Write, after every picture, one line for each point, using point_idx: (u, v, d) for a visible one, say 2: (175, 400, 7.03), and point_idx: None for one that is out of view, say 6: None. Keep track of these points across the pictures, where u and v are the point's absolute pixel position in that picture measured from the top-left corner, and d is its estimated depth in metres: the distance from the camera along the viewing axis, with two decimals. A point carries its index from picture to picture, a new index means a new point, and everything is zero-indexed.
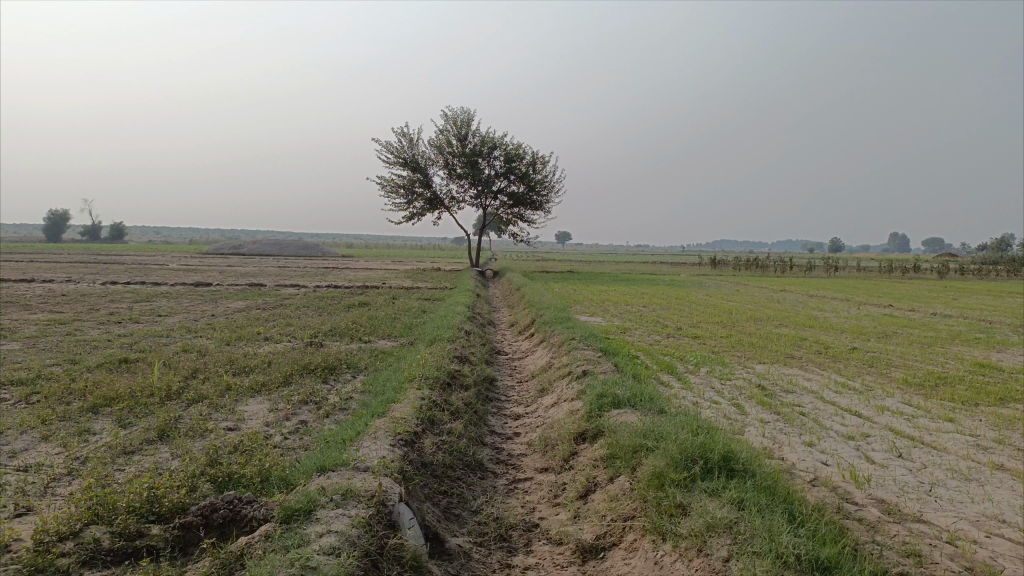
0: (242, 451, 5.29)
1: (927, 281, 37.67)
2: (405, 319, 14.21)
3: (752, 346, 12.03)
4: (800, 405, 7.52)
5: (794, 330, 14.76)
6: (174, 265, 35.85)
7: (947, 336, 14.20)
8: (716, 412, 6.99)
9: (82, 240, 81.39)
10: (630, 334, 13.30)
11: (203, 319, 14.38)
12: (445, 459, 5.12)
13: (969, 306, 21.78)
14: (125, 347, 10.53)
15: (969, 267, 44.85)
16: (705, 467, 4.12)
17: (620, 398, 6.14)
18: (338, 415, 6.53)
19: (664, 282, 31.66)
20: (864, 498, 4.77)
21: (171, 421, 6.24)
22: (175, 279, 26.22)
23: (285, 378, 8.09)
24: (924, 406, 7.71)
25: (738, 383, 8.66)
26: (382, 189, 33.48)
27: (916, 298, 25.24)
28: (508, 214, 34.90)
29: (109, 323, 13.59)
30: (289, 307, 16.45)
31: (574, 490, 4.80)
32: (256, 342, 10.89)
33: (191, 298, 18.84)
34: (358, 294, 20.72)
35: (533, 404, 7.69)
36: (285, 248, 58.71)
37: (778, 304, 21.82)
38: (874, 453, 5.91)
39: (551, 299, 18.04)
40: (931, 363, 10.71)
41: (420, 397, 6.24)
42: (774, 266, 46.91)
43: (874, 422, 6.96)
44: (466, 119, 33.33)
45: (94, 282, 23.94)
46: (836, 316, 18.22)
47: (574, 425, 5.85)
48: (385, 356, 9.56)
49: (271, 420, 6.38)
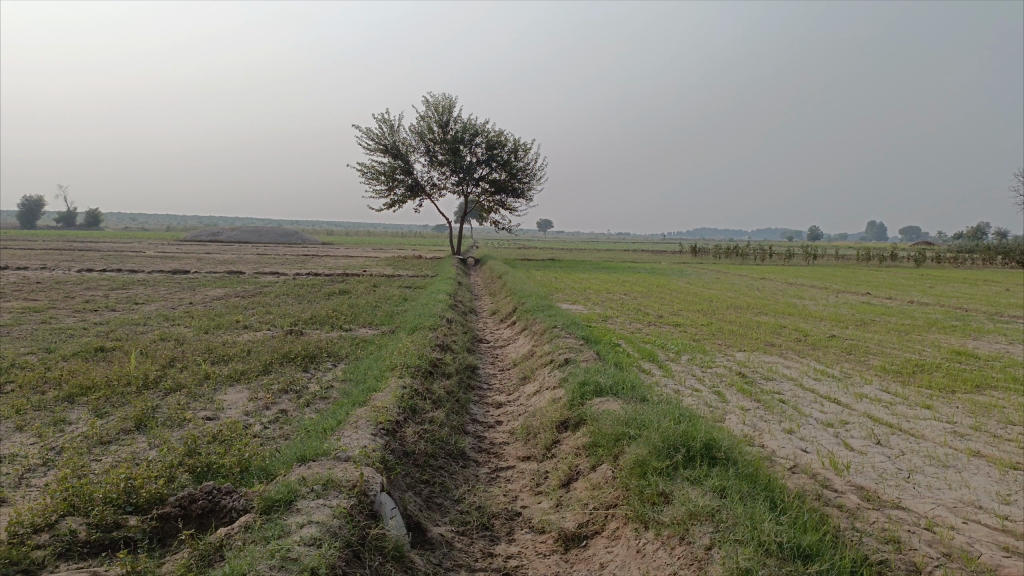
0: (221, 441, 5.23)
1: (905, 269, 38.11)
2: (386, 307, 14.14)
3: (732, 334, 12.11)
4: (779, 392, 7.57)
5: (774, 318, 14.88)
6: (151, 252, 35.41)
7: (924, 324, 14.39)
8: (697, 400, 7.03)
9: (58, 226, 80.19)
10: (612, 322, 13.33)
11: (181, 306, 14.23)
12: (427, 448, 5.10)
13: (946, 294, 22.04)
14: (102, 335, 10.40)
15: (945, 255, 45.43)
16: (688, 455, 4.13)
17: (602, 386, 6.15)
18: (319, 404, 6.49)
19: (645, 270, 31.76)
20: (843, 485, 4.82)
21: (149, 410, 6.16)
22: (152, 266, 25.93)
23: (265, 367, 8.03)
24: (902, 393, 7.80)
25: (719, 370, 8.71)
26: (363, 176, 33.30)
27: (893, 286, 25.52)
28: (489, 202, 34.81)
29: (85, 311, 13.42)
30: (268, 295, 16.32)
31: (556, 478, 4.80)
32: (235, 330, 10.79)
33: (168, 286, 18.62)
34: (338, 281, 20.56)
35: (515, 392, 7.68)
36: (265, 235, 58.33)
37: (758, 291, 21.97)
38: (853, 440, 5.97)
39: (533, 287, 18.04)
40: (909, 351, 10.84)
41: (401, 386, 6.21)
42: (754, 254, 47.27)
43: (852, 409, 7.03)
44: (448, 106, 33.17)
45: (69, 269, 23.63)
46: (815, 304, 18.39)
47: (556, 413, 5.86)
48: (366, 345, 9.51)
49: (250, 409, 6.32)
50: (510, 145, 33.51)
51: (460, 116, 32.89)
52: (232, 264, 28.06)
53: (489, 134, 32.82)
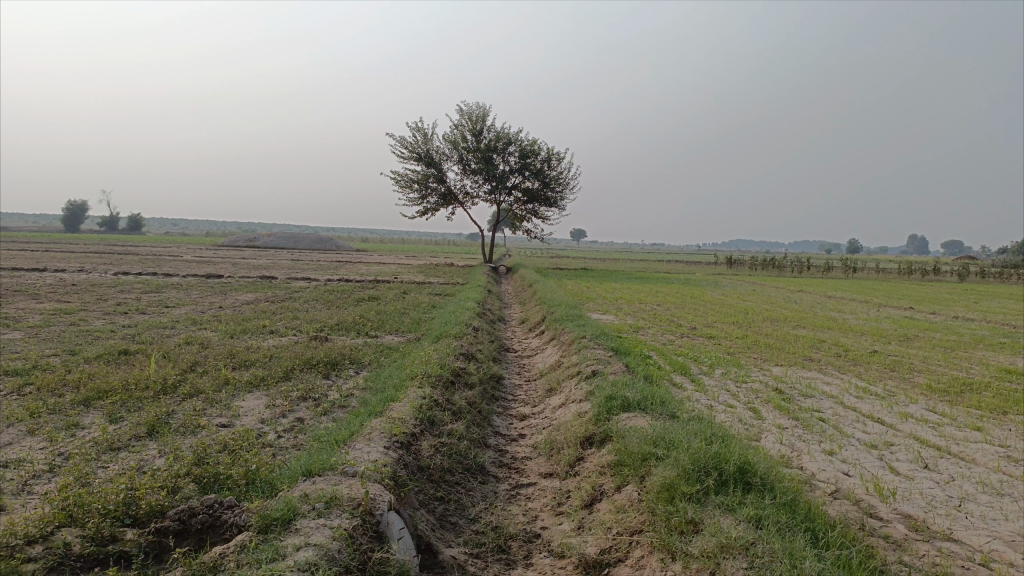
0: (231, 451, 5.05)
1: (948, 284, 37.02)
2: (414, 314, 13.97)
3: (769, 348, 11.68)
4: (819, 410, 7.21)
5: (813, 332, 14.41)
6: (188, 257, 35.77)
7: (970, 340, 13.84)
8: (731, 416, 6.70)
9: (100, 230, 81.90)
10: (644, 333, 12.98)
11: (210, 311, 14.20)
12: (443, 463, 4.86)
13: (993, 310, 21.27)
14: (128, 338, 10.35)
15: (990, 270, 44.13)
16: (721, 478, 3.80)
17: (629, 400, 5.85)
18: (336, 412, 6.29)
19: (680, 281, 31.23)
20: (887, 513, 4.50)
21: (163, 416, 6.01)
22: (186, 270, 26.12)
23: (285, 373, 7.86)
24: (950, 414, 7.37)
25: (755, 386, 8.34)
26: (397, 184, 33.37)
27: (937, 301, 24.71)
28: (522, 211, 34.61)
29: (115, 313, 13.46)
30: (297, 300, 16.24)
31: (578, 499, 4.53)
32: (260, 336, 10.68)
33: (200, 290, 18.69)
34: (369, 288, 20.46)
35: (540, 404, 7.42)
36: (300, 239, 58.85)
37: (795, 304, 21.42)
38: (899, 464, 5.60)
39: (564, 296, 17.76)
40: (956, 369, 10.34)
41: (420, 396, 5.98)
42: (791, 266, 46.42)
43: (898, 430, 6.63)
44: (482, 114, 33.08)
45: (105, 272, 23.91)
46: (855, 318, 17.84)
47: (581, 428, 5.59)
48: (390, 352, 9.31)
49: (266, 417, 6.14)
50: (544, 154, 33.31)
51: (494, 124, 32.76)
52: (265, 269, 28.25)
53: (523, 143, 32.64)
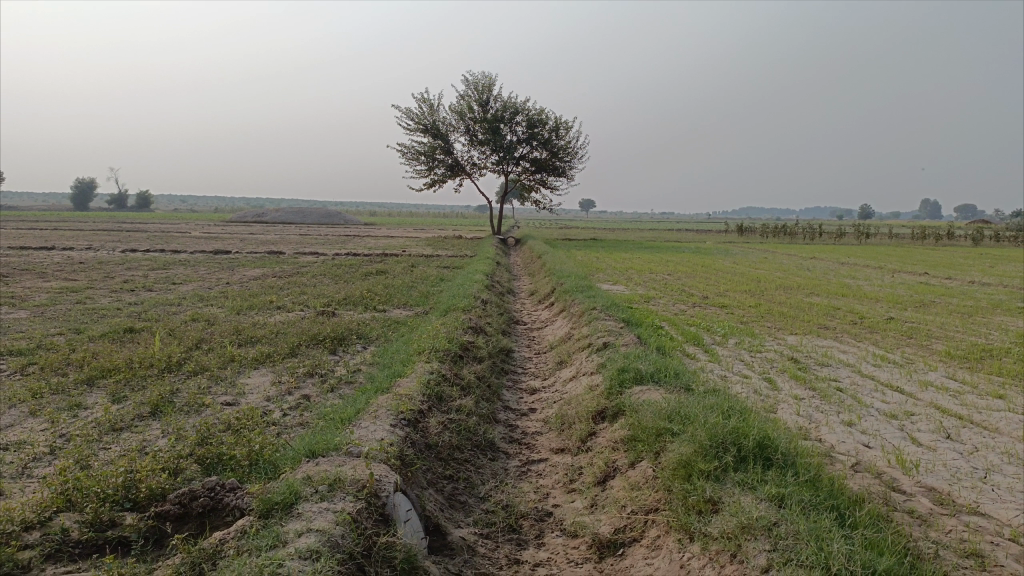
0: (236, 430, 4.94)
1: (962, 249, 36.59)
2: (422, 288, 13.82)
3: (782, 316, 11.49)
4: (837, 380, 7.04)
5: (827, 299, 14.19)
6: (196, 233, 35.64)
7: (987, 305, 13.62)
8: (746, 387, 6.55)
9: (109, 207, 82.00)
10: (655, 304, 12.80)
11: (217, 287, 14.08)
12: (452, 440, 4.72)
13: (1010, 274, 20.94)
14: (134, 316, 10.25)
15: (1005, 233, 43.59)
16: (741, 454, 3.64)
17: (642, 373, 5.70)
18: (343, 389, 6.18)
19: (690, 250, 30.90)
20: (911, 487, 4.35)
21: (167, 395, 5.90)
22: (195, 247, 26.02)
23: (292, 348, 7.74)
24: (971, 381, 7.18)
25: (769, 356, 8.17)
26: (403, 156, 33.07)
27: (952, 266, 24.37)
28: (530, 181, 34.28)
29: (122, 291, 13.36)
30: (305, 275, 16.11)
31: (591, 475, 4.41)
32: (267, 311, 10.57)
33: (207, 266, 18.59)
34: (377, 261, 20.32)
35: (550, 378, 7.29)
36: (308, 213, 58.63)
37: (808, 272, 21.17)
38: (921, 435, 5.43)
39: (574, 267, 17.57)
40: (974, 335, 10.13)
41: (428, 371, 5.84)
42: (802, 233, 45.98)
43: (918, 399, 6.47)
44: (488, 83, 32.62)
45: (114, 249, 23.81)
46: (870, 285, 17.59)
47: (593, 403, 5.44)
48: (398, 326, 9.17)
49: (272, 394, 6.02)
50: (551, 123, 32.89)
51: (500, 94, 32.33)
52: (273, 244, 28.15)
53: (530, 112, 32.22)
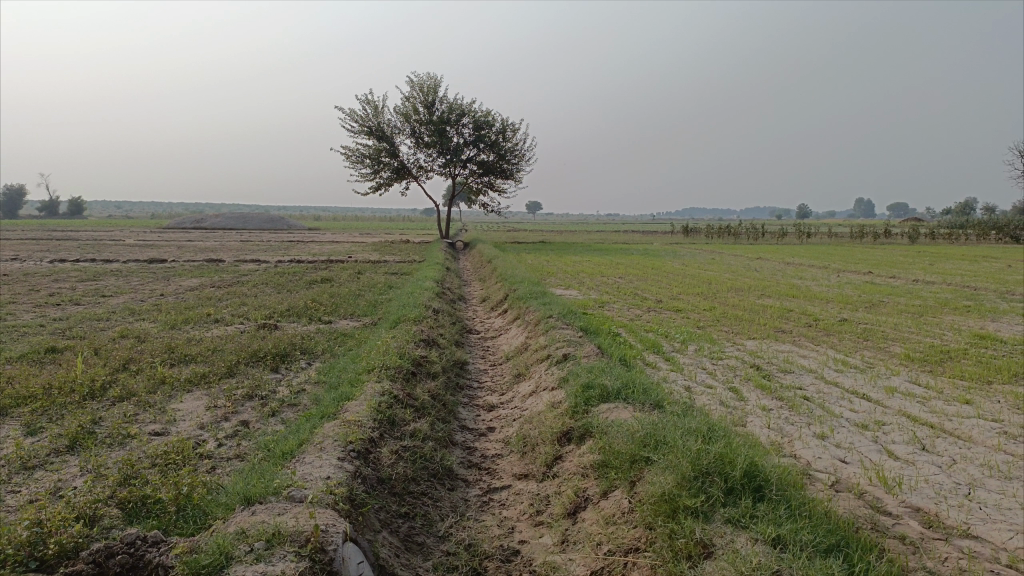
0: (164, 469, 4.44)
1: (900, 247, 37.58)
2: (369, 296, 13.31)
3: (738, 320, 11.35)
4: (802, 388, 6.83)
5: (779, 300, 14.17)
6: (131, 240, 34.18)
7: (935, 304, 13.75)
8: (712, 398, 6.29)
9: (40, 215, 78.90)
10: (609, 309, 12.52)
11: (151, 299, 13.34)
12: (407, 472, 4.31)
13: (950, 271, 21.37)
14: (57, 333, 9.54)
15: (939, 232, 44.99)
16: (728, 486, 3.31)
17: (608, 389, 5.35)
18: (285, 413, 5.71)
19: (639, 252, 30.92)
20: (896, 507, 4.11)
21: (87, 426, 5.34)
22: (129, 255, 24.89)
23: (230, 367, 7.20)
24: (935, 386, 7.05)
25: (731, 363, 7.94)
26: (348, 160, 32.35)
27: (895, 264, 24.84)
28: (478, 184, 33.90)
29: (46, 305, 12.53)
30: (246, 284, 15.43)
31: (560, 506, 4.04)
32: (204, 325, 9.96)
33: (141, 276, 17.69)
34: (322, 268, 19.66)
35: (508, 393, 6.90)
36: (250, 219, 57.15)
37: (756, 272, 21.27)
38: (896, 447, 5.23)
39: (524, 271, 17.23)
40: (928, 336, 10.12)
41: (379, 393, 5.40)
42: (746, 233, 46.71)
43: (886, 407, 6.29)
44: (433, 85, 32.12)
45: (41, 259, 22.63)
46: (819, 285, 17.70)
47: (557, 422, 5.10)
48: (344, 340, 8.69)
49: (206, 421, 5.52)
50: (498, 126, 32.60)
51: (447, 96, 31.88)
52: (212, 252, 27.19)
53: (477, 114, 31.87)
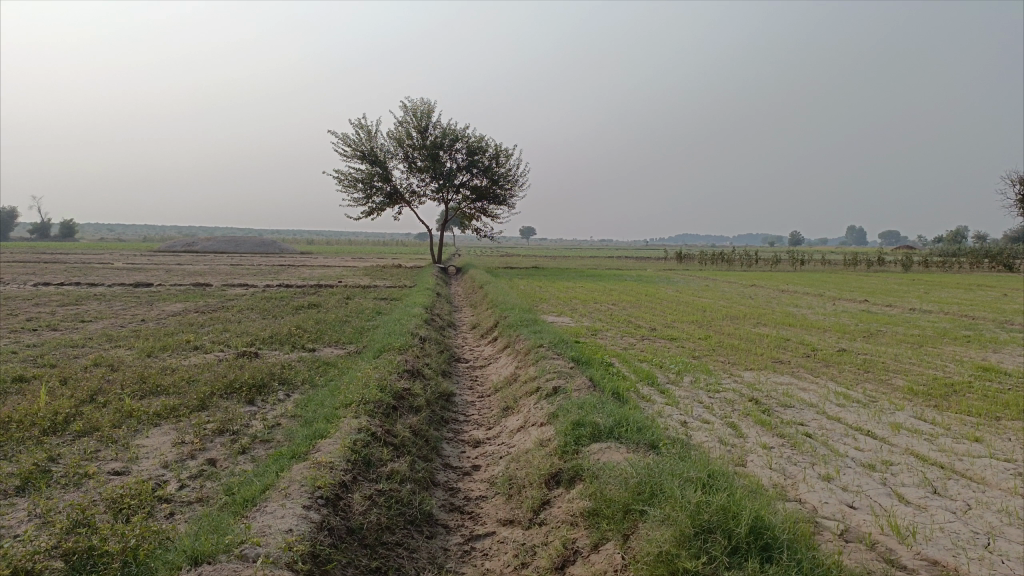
0: (117, 514, 4.08)
1: (895, 275, 37.43)
2: (356, 323, 12.97)
3: (734, 349, 11.05)
4: (804, 424, 6.51)
5: (775, 329, 13.87)
6: (118, 264, 33.72)
7: (935, 334, 13.47)
8: (709, 435, 5.98)
9: (31, 237, 78.43)
10: (602, 337, 12.20)
11: (132, 324, 12.95)
12: (381, 519, 3.96)
13: (947, 300, 21.14)
14: (28, 361, 9.16)
15: (932, 260, 44.98)
16: (732, 546, 2.99)
17: (600, 427, 5.02)
18: (257, 450, 5.36)
19: (632, 278, 30.64)
20: (911, 560, 3.77)
21: (42, 464, 4.96)
22: (115, 279, 24.48)
23: (203, 399, 6.84)
24: (943, 422, 6.74)
25: (728, 396, 7.63)
26: (340, 184, 32.16)
27: (890, 292, 24.61)
28: (470, 209, 33.71)
29: (22, 330, 12.13)
30: (230, 310, 15.07)
31: (546, 559, 3.69)
32: (182, 353, 9.60)
33: (125, 301, 17.31)
34: (310, 293, 19.33)
35: (495, 428, 6.56)
36: (241, 243, 56.80)
37: (751, 300, 21.03)
38: (906, 490, 4.91)
39: (516, 297, 16.92)
40: (930, 367, 9.82)
41: (355, 431, 5.06)
42: (740, 260, 46.61)
43: (894, 446, 5.97)
44: (427, 110, 32.04)
45: (25, 283, 22.21)
46: (814, 313, 17.44)
47: (545, 464, 4.76)
48: (326, 370, 8.35)
49: (170, 459, 5.16)
50: (491, 151, 32.50)
51: (440, 121, 31.78)
52: (201, 276, 26.76)
53: (470, 139, 31.77)
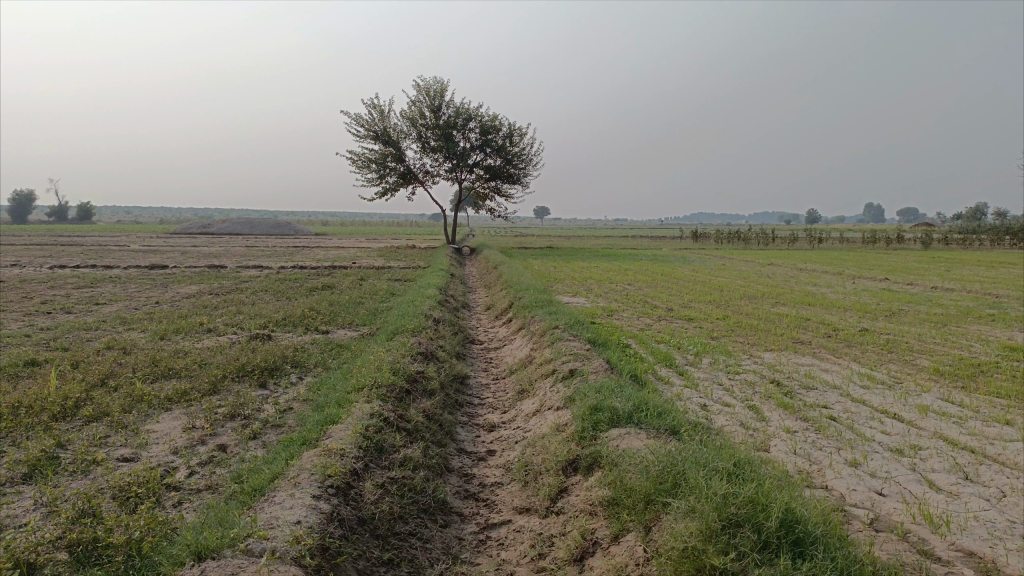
0: (124, 503, 3.99)
1: (915, 252, 36.92)
2: (369, 304, 12.86)
3: (753, 329, 10.84)
4: (827, 407, 6.33)
5: (795, 309, 13.63)
6: (134, 246, 33.78)
7: (958, 313, 13.21)
8: (729, 418, 5.82)
9: (49, 220, 79.06)
10: (618, 318, 12.03)
11: (145, 307, 12.90)
12: (393, 509, 3.84)
13: (968, 278, 20.81)
14: (41, 344, 9.10)
15: (952, 237, 44.35)
16: (761, 540, 2.84)
17: (619, 412, 4.87)
18: (268, 436, 5.26)
19: (647, 258, 30.38)
20: (946, 552, 3.61)
21: (50, 451, 4.88)
22: (129, 261, 24.53)
23: (213, 383, 6.75)
24: (971, 404, 6.54)
25: (749, 377, 7.45)
26: (354, 164, 32.00)
27: (910, 270, 24.24)
28: (484, 189, 33.48)
29: (36, 313, 12.10)
30: (244, 292, 15.01)
31: (565, 550, 3.56)
32: (195, 336, 9.52)
33: (139, 283, 17.28)
34: (324, 275, 19.24)
35: (510, 411, 6.42)
36: (256, 225, 56.87)
37: (768, 279, 20.77)
38: (937, 476, 4.73)
39: (531, 278, 16.75)
40: (955, 347, 9.59)
41: (367, 416, 4.94)
42: (756, 239, 46.16)
43: (921, 429, 5.79)
44: (440, 89, 31.73)
45: (41, 266, 22.23)
46: (834, 292, 17.16)
47: (562, 450, 4.62)
48: (339, 352, 8.24)
49: (180, 445, 5.06)
50: (505, 130, 32.20)
51: (453, 100, 31.48)
52: (215, 258, 26.76)
53: (484, 118, 31.48)
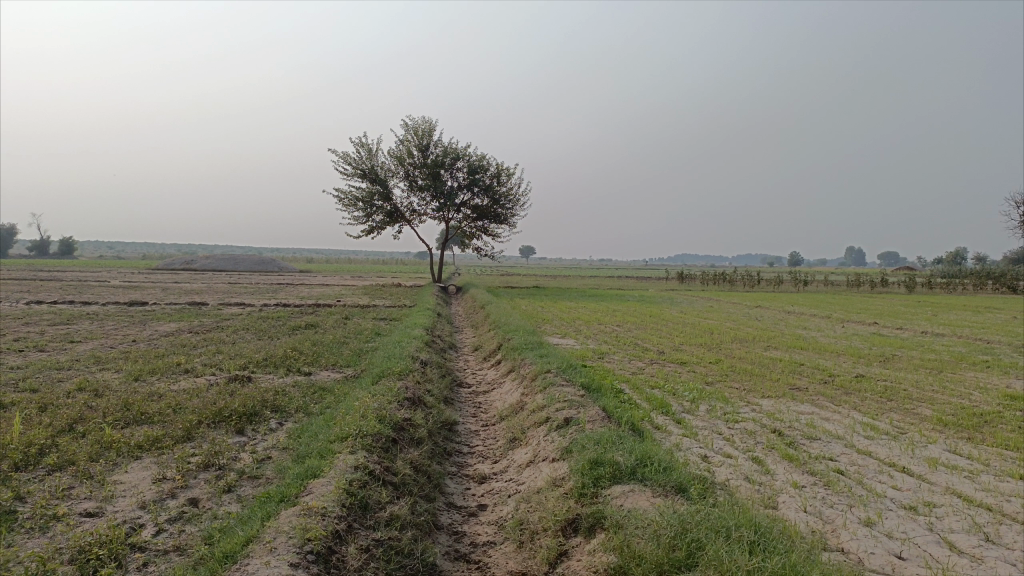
0: (82, 567, 3.63)
1: (901, 296, 37.02)
2: (354, 345, 12.51)
3: (748, 374, 10.59)
4: (833, 459, 6.07)
5: (787, 353, 13.41)
6: (114, 282, 33.17)
7: (952, 359, 13.03)
8: (732, 471, 5.53)
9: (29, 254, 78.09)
10: (609, 361, 11.76)
11: (122, 346, 12.46)
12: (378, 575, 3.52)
13: (956, 323, 20.75)
14: (9, 385, 8.68)
15: (935, 281, 44.62)
16: None
17: (621, 466, 4.58)
18: (245, 488, 4.92)
19: (635, 299, 30.23)
20: None
21: (6, 505, 4.50)
22: (108, 297, 24.03)
23: (188, 428, 6.38)
24: (980, 457, 6.30)
25: (749, 426, 7.16)
26: (340, 202, 31.81)
27: (898, 315, 24.21)
28: (471, 227, 33.38)
29: (6, 351, 11.64)
30: (224, 331, 14.60)
31: None
32: (171, 377, 9.13)
33: (117, 320, 16.81)
34: (308, 314, 18.87)
35: (501, 462, 6.09)
36: (240, 262, 56.42)
37: (758, 322, 20.58)
38: (957, 537, 4.46)
39: (519, 319, 16.47)
40: (955, 395, 9.37)
41: (351, 469, 4.62)
42: (741, 280, 46.24)
43: (933, 484, 5.53)
44: (428, 128, 31.76)
45: (16, 301, 21.66)
46: (824, 336, 16.98)
47: (560, 509, 4.31)
48: (321, 397, 7.89)
49: (149, 499, 4.70)
50: (492, 169, 32.22)
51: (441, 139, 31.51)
52: (196, 295, 26.28)
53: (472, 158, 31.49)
